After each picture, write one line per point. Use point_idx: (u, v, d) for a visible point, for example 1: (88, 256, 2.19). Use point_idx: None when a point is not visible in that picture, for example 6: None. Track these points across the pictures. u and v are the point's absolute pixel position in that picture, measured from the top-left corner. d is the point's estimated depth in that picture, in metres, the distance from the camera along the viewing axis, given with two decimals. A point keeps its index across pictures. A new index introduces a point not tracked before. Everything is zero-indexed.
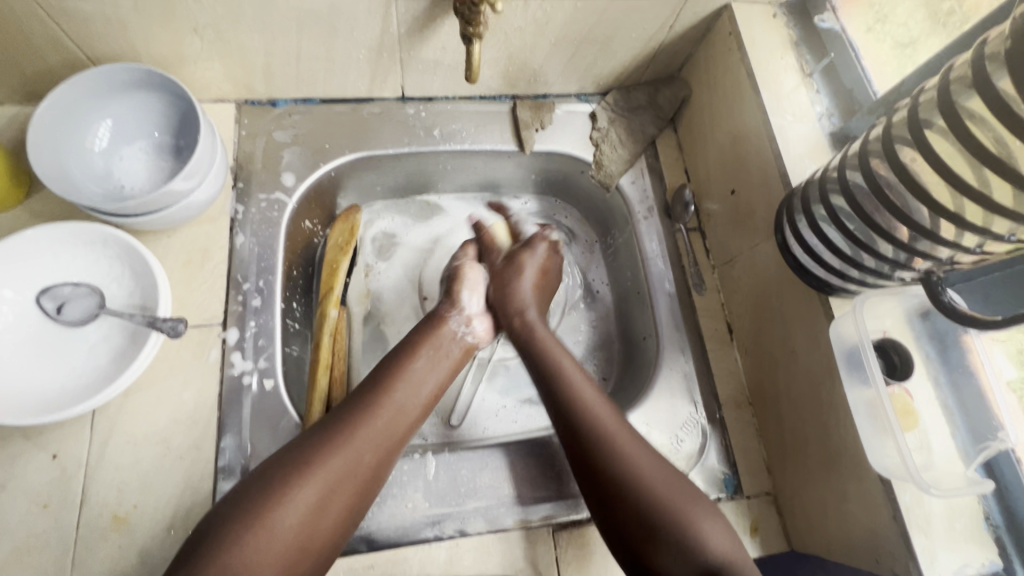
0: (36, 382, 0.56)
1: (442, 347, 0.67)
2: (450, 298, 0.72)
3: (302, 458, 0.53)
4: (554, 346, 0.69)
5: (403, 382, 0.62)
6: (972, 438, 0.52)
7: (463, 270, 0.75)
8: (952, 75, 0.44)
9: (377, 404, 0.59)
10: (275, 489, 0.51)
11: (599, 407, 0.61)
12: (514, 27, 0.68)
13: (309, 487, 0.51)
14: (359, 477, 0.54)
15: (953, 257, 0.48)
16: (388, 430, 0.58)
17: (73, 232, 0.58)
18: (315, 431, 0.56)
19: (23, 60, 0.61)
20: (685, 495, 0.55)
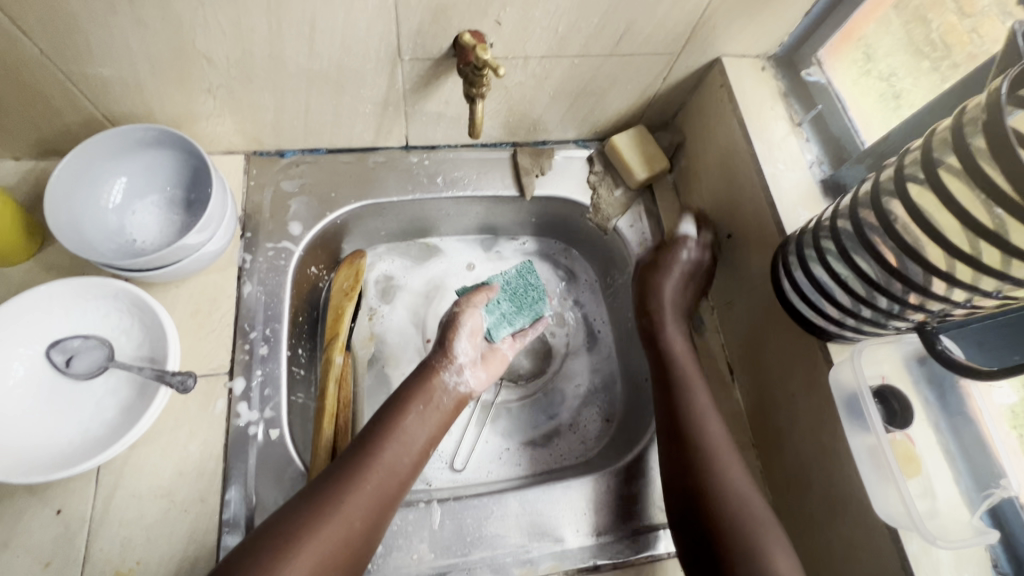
0: (43, 436, 0.56)
1: (434, 399, 0.67)
2: (444, 348, 0.71)
3: (291, 530, 0.53)
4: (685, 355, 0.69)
5: (393, 443, 0.62)
6: (975, 483, 0.53)
7: (461, 319, 0.72)
8: (934, 135, 0.46)
9: (367, 467, 0.59)
10: (266, 564, 0.50)
11: (696, 387, 0.65)
12: (515, 82, 0.71)
13: (299, 562, 0.51)
14: (349, 547, 0.55)
15: (945, 310, 0.50)
16: (380, 493, 0.59)
17: (85, 287, 0.59)
18: (301, 499, 0.56)
19: (42, 119, 0.64)
20: (731, 462, 0.60)
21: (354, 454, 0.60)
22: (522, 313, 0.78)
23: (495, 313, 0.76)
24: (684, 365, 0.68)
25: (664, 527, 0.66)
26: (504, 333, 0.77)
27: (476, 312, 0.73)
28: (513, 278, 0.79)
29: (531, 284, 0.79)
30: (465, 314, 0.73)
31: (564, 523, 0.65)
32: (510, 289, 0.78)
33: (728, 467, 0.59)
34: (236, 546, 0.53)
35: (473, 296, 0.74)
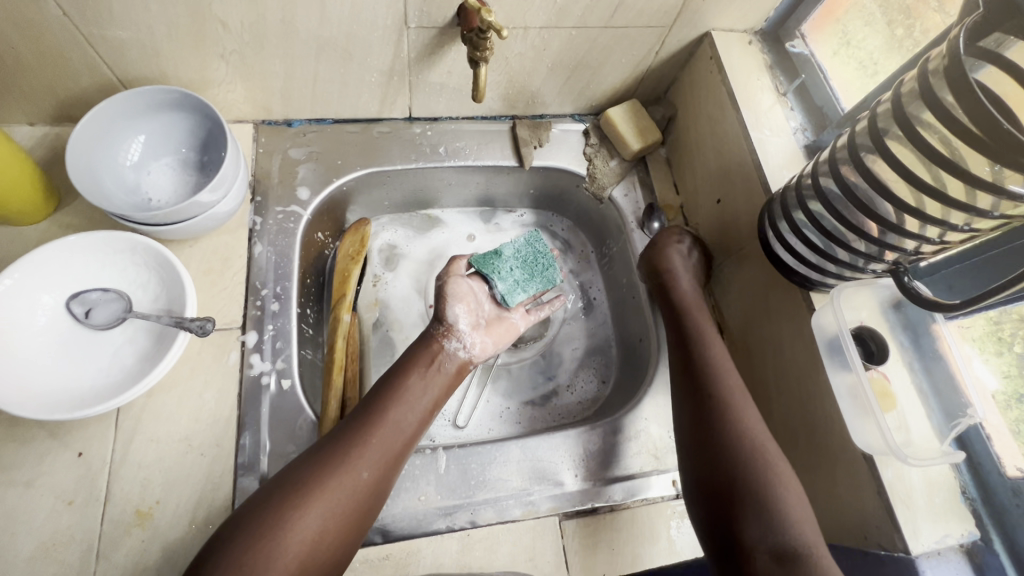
0: (66, 382, 0.58)
1: (436, 364, 0.70)
2: (440, 315, 0.74)
3: (302, 481, 0.56)
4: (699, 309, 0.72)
5: (398, 405, 0.64)
6: (945, 417, 0.57)
7: (449, 289, 0.75)
8: (904, 88, 0.50)
9: (374, 426, 0.61)
10: (280, 512, 0.54)
11: (710, 337, 0.68)
12: (515, 53, 0.75)
13: (311, 511, 0.54)
14: (359, 499, 0.57)
15: (918, 248, 0.53)
16: (387, 450, 0.61)
17: (105, 241, 0.62)
18: (315, 452, 0.59)
19: (60, 83, 0.66)
20: (744, 406, 0.61)
21: (363, 413, 0.63)
22: (534, 279, 0.78)
23: (506, 280, 0.76)
24: (699, 321, 0.70)
25: (654, 474, 0.69)
26: (520, 299, 0.78)
27: (459, 278, 0.76)
28: (522, 246, 0.78)
29: (542, 250, 0.78)
30: (449, 283, 0.75)
31: (563, 468, 0.68)
32: (521, 258, 0.77)
33: (740, 408, 0.61)
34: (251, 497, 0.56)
35: (449, 267, 0.77)
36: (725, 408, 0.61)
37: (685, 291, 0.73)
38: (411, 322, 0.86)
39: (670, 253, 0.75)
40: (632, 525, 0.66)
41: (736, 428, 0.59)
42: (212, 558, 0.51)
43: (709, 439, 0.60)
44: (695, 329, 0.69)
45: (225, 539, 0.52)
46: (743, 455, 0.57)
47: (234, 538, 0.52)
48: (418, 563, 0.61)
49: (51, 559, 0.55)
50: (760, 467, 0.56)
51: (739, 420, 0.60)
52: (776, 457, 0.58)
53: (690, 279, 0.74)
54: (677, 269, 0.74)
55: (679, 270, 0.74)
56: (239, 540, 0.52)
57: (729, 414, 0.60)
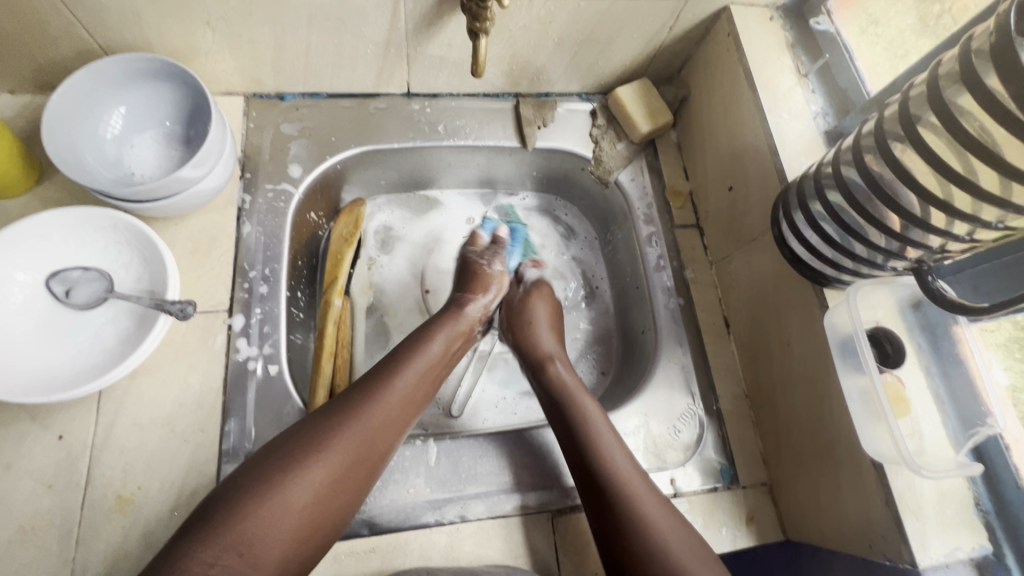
0: (43, 364, 0.56)
1: (458, 336, 0.71)
2: (475, 288, 0.77)
3: (315, 434, 0.54)
4: (578, 388, 0.68)
5: (412, 370, 0.64)
6: (962, 425, 0.54)
7: (491, 275, 0.78)
8: (941, 70, 0.46)
9: (388, 389, 0.60)
10: (300, 459, 0.52)
11: (585, 398, 0.66)
12: (519, 25, 0.70)
13: (322, 465, 0.53)
14: (368, 460, 0.56)
15: (943, 246, 0.49)
16: (399, 414, 0.60)
17: (85, 217, 0.60)
18: (328, 409, 0.57)
19: (38, 49, 0.63)
20: (640, 484, 0.58)
21: (378, 376, 0.62)
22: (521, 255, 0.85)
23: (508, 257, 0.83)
24: (566, 379, 0.69)
25: (652, 472, 0.66)
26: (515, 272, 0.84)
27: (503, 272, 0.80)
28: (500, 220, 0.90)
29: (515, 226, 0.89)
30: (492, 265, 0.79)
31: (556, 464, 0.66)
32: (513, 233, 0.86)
33: (632, 483, 0.58)
34: (267, 445, 0.55)
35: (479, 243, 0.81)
36: (618, 486, 0.58)
37: (547, 344, 0.74)
38: (406, 308, 0.84)
39: (535, 304, 0.77)
40: None
41: (636, 507, 0.56)
42: (214, 508, 0.49)
43: (610, 522, 0.56)
44: (563, 388, 0.68)
45: (229, 490, 0.50)
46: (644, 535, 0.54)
47: (240, 488, 0.50)
48: (404, 558, 0.59)
49: (29, 544, 0.54)
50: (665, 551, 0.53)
51: (634, 495, 0.57)
52: (657, 509, 0.57)
53: (552, 331, 0.76)
54: (539, 319, 0.76)
55: (542, 322, 0.76)
56: (247, 490, 0.50)
57: (624, 491, 0.57)
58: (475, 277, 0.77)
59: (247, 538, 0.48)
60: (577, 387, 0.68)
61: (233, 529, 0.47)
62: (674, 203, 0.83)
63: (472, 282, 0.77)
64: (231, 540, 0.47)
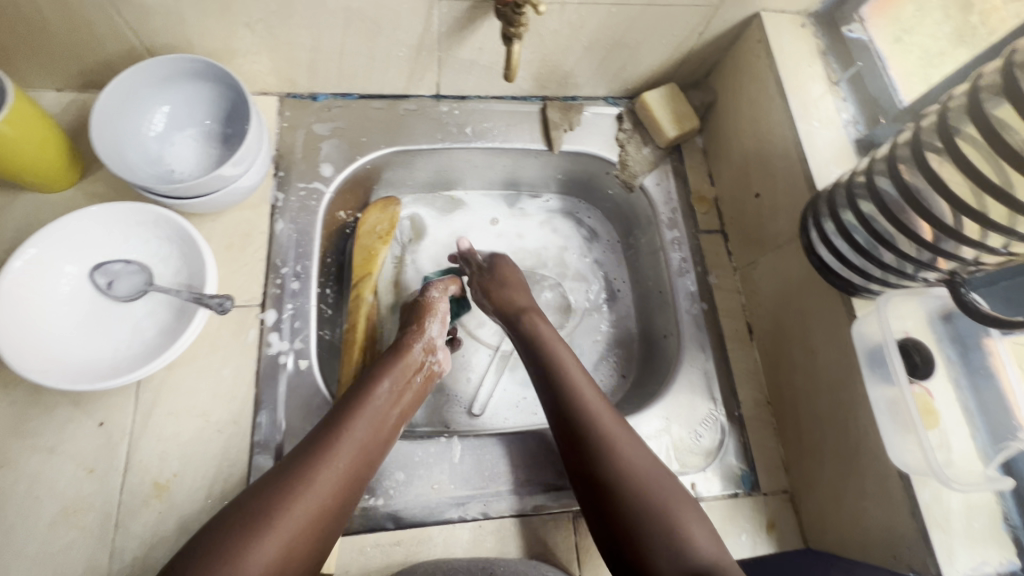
0: (86, 353, 0.58)
1: (406, 375, 0.66)
2: (417, 323, 0.71)
3: (252, 514, 0.51)
4: (555, 341, 0.69)
5: (361, 420, 0.59)
6: (991, 438, 0.54)
7: (434, 304, 0.73)
8: (981, 82, 0.45)
9: (334, 443, 0.56)
10: (234, 543, 0.49)
11: (560, 349, 0.67)
12: (550, 29, 0.71)
13: (270, 538, 0.50)
14: (323, 520, 0.53)
15: (977, 258, 0.49)
16: (345, 475, 0.56)
17: (128, 212, 0.62)
18: (267, 478, 0.54)
19: (86, 49, 0.65)
20: (623, 432, 0.60)
21: (320, 432, 0.57)
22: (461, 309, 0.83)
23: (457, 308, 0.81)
24: (542, 329, 0.70)
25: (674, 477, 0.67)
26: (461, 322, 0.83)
27: (445, 300, 0.75)
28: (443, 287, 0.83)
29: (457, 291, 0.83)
30: (435, 298, 0.74)
31: None
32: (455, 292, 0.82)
33: (620, 442, 0.59)
34: (204, 529, 0.51)
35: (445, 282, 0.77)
36: (599, 436, 0.59)
37: (522, 303, 0.74)
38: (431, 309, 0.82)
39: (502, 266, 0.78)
40: None
41: (618, 458, 0.58)
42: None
43: (592, 470, 0.57)
44: (539, 337, 0.69)
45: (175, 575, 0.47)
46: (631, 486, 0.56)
47: None
48: (428, 552, 0.60)
49: (70, 525, 0.56)
50: (650, 501, 0.55)
51: (614, 450, 0.58)
52: (633, 451, 0.58)
53: (527, 291, 0.76)
54: (518, 280, 0.77)
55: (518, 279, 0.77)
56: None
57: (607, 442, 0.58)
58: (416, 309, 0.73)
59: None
60: (554, 339, 0.69)
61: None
62: (699, 208, 0.83)
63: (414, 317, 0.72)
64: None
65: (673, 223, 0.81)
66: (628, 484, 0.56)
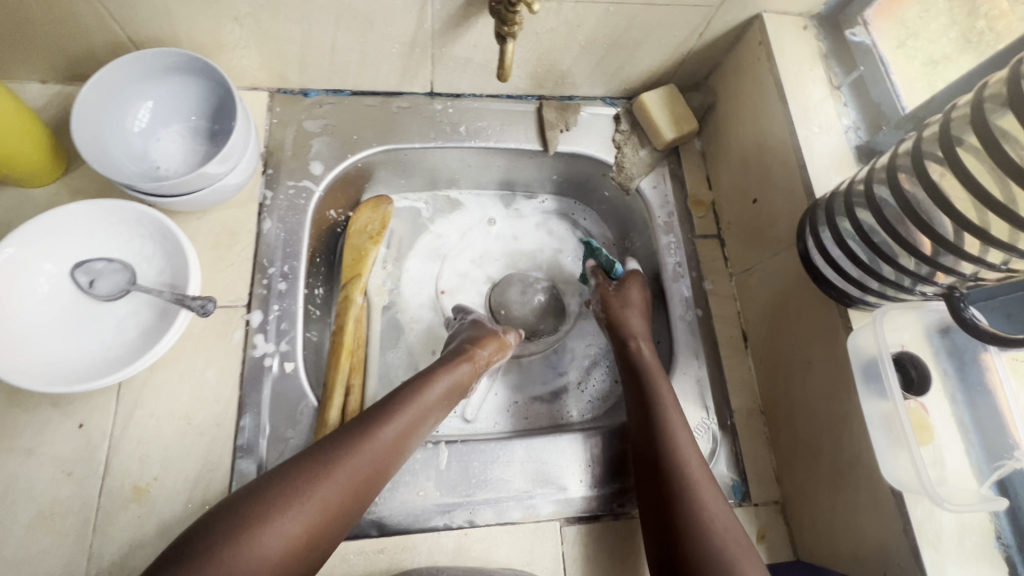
0: (66, 354, 0.57)
1: (452, 394, 0.67)
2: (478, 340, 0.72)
3: (296, 479, 0.53)
4: (661, 378, 0.68)
5: (412, 417, 0.61)
6: (986, 456, 0.53)
7: (507, 335, 0.77)
8: (986, 91, 0.44)
9: (377, 429, 0.58)
10: (272, 503, 0.50)
11: (661, 383, 0.67)
12: (546, 28, 0.69)
13: (299, 511, 0.51)
14: (351, 503, 0.54)
15: (976, 273, 0.48)
16: (383, 463, 0.57)
17: (111, 210, 0.60)
18: (315, 449, 0.56)
19: (70, 41, 0.63)
20: (707, 480, 0.59)
21: (371, 416, 0.59)
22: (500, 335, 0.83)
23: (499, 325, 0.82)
24: (651, 364, 0.70)
25: None
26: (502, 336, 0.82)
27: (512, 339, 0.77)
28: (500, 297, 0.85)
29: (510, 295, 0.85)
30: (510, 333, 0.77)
31: (568, 473, 0.66)
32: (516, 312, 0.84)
33: (698, 481, 0.58)
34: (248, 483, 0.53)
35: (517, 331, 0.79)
36: (681, 474, 0.59)
37: (636, 331, 0.74)
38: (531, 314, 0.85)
39: (631, 289, 0.77)
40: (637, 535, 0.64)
41: (698, 500, 0.57)
42: (189, 548, 0.47)
43: (668, 507, 0.57)
44: (646, 374, 0.68)
45: (209, 530, 0.48)
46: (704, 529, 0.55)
47: (208, 538, 0.48)
48: (412, 559, 0.60)
49: (48, 529, 0.55)
50: (715, 544, 0.53)
51: (695, 485, 0.58)
52: (711, 493, 0.58)
53: (644, 318, 0.75)
54: (632, 303, 0.76)
55: (635, 306, 0.75)
56: (221, 538, 0.48)
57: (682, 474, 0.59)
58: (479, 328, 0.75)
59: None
60: (661, 377, 0.68)
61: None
62: (696, 212, 0.81)
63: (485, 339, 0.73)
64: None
65: (670, 227, 0.80)
66: (699, 526, 0.55)
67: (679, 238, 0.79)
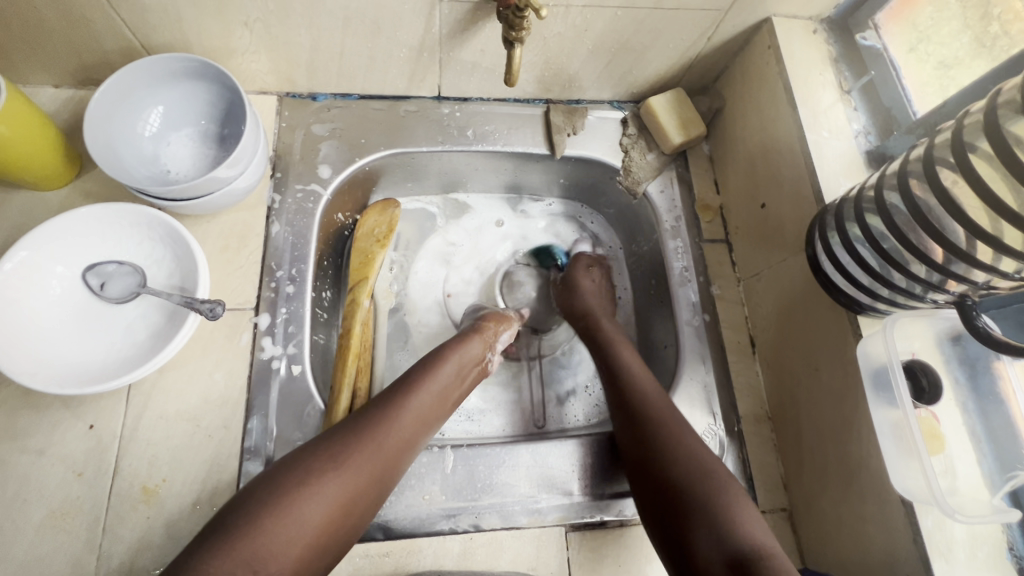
0: (77, 356, 0.58)
1: (467, 368, 0.68)
2: (495, 318, 0.76)
3: (330, 452, 0.54)
4: (621, 343, 0.73)
5: (429, 392, 0.63)
6: (999, 466, 0.52)
7: (512, 318, 0.79)
8: (1000, 98, 0.43)
9: (401, 407, 0.60)
10: (311, 475, 0.51)
11: (625, 351, 0.71)
12: (554, 32, 0.69)
13: (335, 481, 0.52)
14: (380, 476, 0.55)
15: (989, 281, 0.48)
16: (410, 435, 0.59)
17: (122, 213, 0.61)
18: (343, 427, 0.57)
19: (82, 46, 0.64)
20: (682, 423, 0.61)
21: (394, 394, 0.61)
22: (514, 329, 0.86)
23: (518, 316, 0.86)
24: (611, 333, 0.74)
25: None
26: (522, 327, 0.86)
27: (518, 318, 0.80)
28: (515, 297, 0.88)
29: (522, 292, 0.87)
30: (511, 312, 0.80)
31: (573, 478, 0.66)
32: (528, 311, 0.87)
33: (676, 428, 0.61)
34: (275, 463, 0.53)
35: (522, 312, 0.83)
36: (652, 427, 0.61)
37: (592, 305, 0.79)
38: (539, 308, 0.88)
39: (578, 275, 0.82)
40: (642, 542, 0.64)
41: (674, 447, 0.59)
42: (230, 523, 0.47)
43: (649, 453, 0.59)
44: (609, 342, 0.73)
45: (249, 500, 0.49)
46: (691, 471, 0.56)
47: (247, 512, 0.48)
48: (418, 563, 0.60)
49: (58, 529, 0.56)
50: (702, 483, 0.55)
51: (675, 433, 0.60)
52: (688, 437, 0.60)
53: (599, 291, 0.81)
54: (585, 289, 0.81)
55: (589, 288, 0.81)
56: (259, 507, 0.48)
57: (661, 422, 0.61)
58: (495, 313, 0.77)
59: (259, 556, 0.46)
60: (621, 342, 0.73)
61: (242, 546, 0.46)
62: (704, 217, 0.81)
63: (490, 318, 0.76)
64: (244, 554, 0.46)
65: (678, 231, 0.79)
66: (685, 468, 0.57)
67: (686, 242, 0.79)
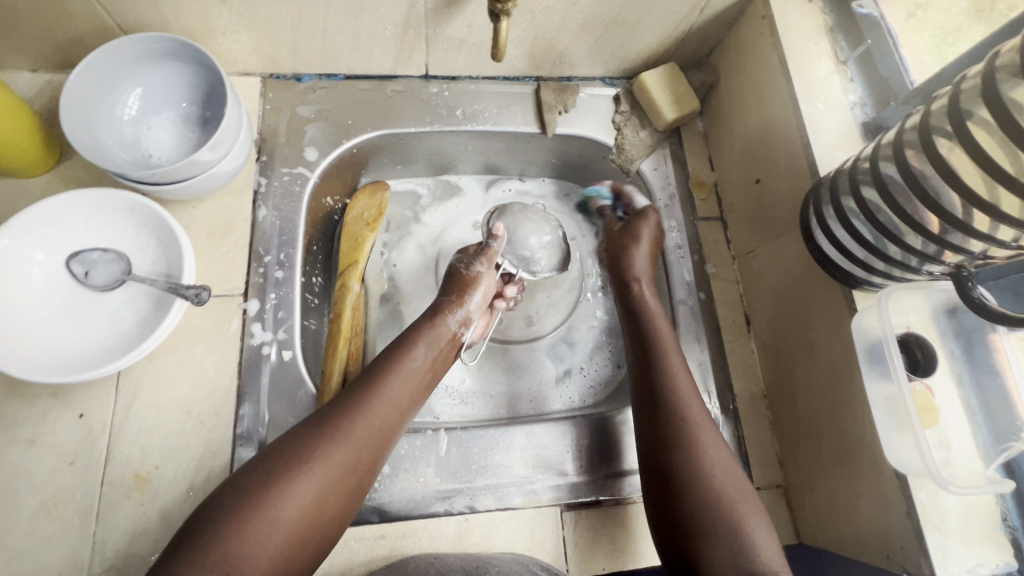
0: (62, 345, 0.57)
1: (442, 343, 0.67)
2: (459, 295, 0.71)
3: (303, 447, 0.53)
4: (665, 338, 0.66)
5: (381, 398, 0.59)
6: (993, 438, 0.52)
7: (477, 279, 0.72)
8: (998, 62, 0.42)
9: (370, 395, 0.58)
10: (285, 471, 0.51)
11: (673, 358, 0.63)
12: (542, 6, 0.67)
13: (304, 479, 0.51)
14: (342, 486, 0.54)
15: (986, 251, 0.47)
16: (384, 426, 0.58)
17: (104, 201, 0.60)
18: (306, 424, 0.56)
19: (57, 28, 0.62)
20: (710, 439, 0.58)
21: (361, 385, 0.59)
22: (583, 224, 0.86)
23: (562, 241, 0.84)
24: (653, 324, 0.68)
25: None
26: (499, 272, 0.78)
27: (490, 275, 0.74)
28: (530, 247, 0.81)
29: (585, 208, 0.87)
30: (480, 272, 0.73)
31: (568, 458, 0.66)
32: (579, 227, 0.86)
33: (709, 451, 0.57)
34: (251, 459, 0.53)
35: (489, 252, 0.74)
36: (694, 453, 0.57)
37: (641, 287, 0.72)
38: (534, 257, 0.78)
39: (641, 228, 0.74)
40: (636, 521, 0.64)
41: (706, 474, 0.56)
42: (193, 535, 0.47)
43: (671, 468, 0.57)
44: (652, 335, 0.66)
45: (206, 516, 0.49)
46: (717, 503, 0.54)
47: (225, 509, 0.49)
48: (413, 545, 0.60)
49: (52, 517, 0.56)
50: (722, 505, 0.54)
51: (706, 453, 0.57)
52: (716, 452, 0.57)
53: (649, 256, 0.73)
54: (641, 248, 0.73)
55: (644, 249, 0.73)
56: (225, 514, 0.48)
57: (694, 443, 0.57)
58: (458, 281, 0.72)
59: (230, 560, 0.47)
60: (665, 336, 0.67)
61: (217, 548, 0.47)
62: (700, 195, 0.80)
63: (455, 285, 0.72)
64: (213, 560, 0.46)
65: (672, 210, 0.78)
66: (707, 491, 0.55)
67: (680, 220, 0.78)
